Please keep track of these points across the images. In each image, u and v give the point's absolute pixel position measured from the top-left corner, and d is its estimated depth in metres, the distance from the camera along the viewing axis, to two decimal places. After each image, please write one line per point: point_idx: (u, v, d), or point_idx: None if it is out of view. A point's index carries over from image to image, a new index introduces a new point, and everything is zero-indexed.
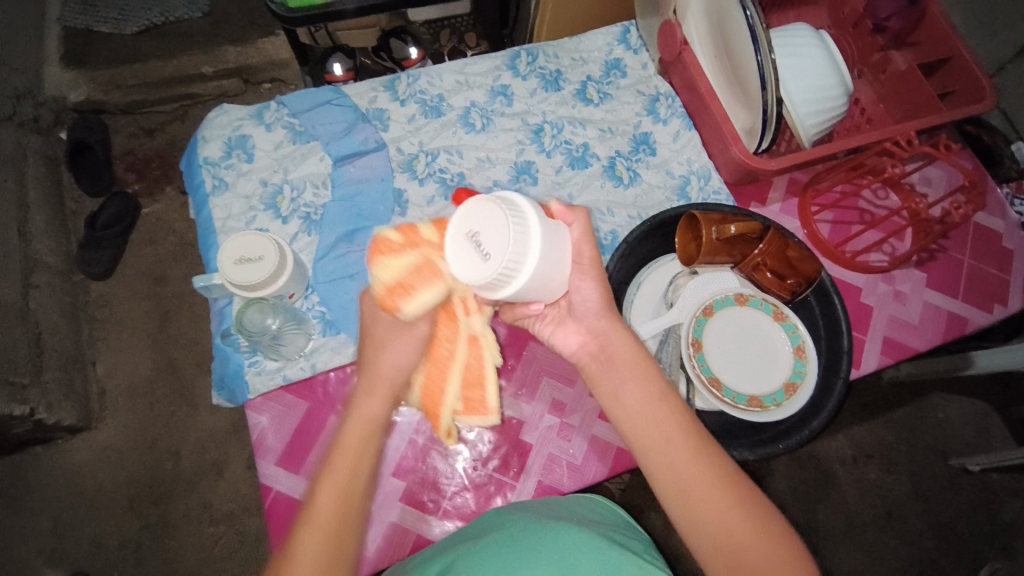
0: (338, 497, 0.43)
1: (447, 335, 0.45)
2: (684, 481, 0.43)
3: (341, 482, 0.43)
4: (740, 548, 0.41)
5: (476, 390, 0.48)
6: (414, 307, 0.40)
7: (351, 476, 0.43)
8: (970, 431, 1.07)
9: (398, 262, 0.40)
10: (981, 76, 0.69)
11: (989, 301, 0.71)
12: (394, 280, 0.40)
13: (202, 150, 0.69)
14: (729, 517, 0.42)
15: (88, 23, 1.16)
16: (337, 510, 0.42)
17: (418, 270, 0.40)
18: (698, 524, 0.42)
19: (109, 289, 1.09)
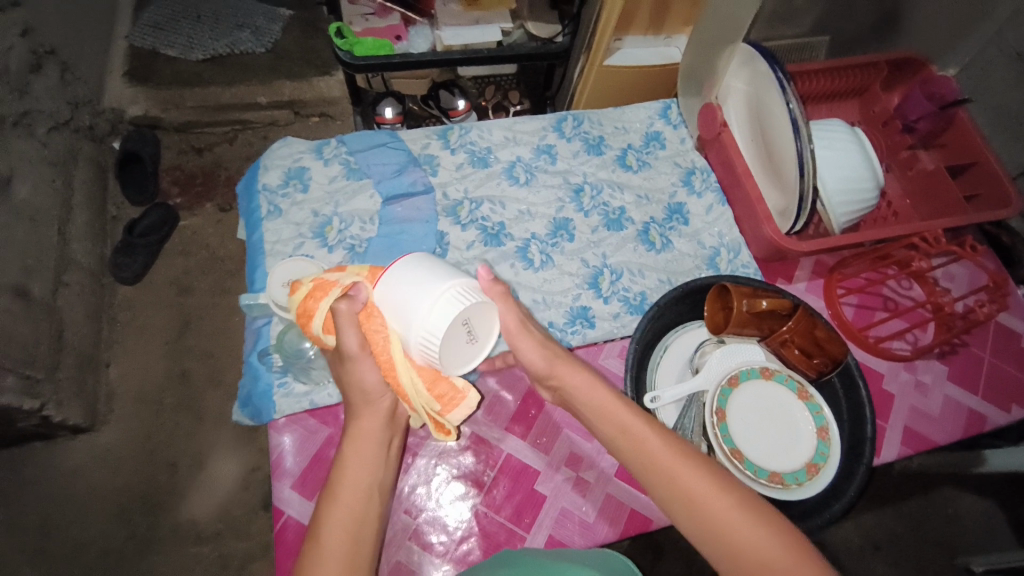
0: (342, 515, 0.45)
1: (380, 340, 0.48)
2: (651, 453, 0.47)
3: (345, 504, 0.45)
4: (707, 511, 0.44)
5: (440, 383, 0.50)
6: (318, 323, 0.49)
7: (360, 495, 0.46)
8: (979, 531, 1.04)
9: (300, 294, 0.52)
10: (1005, 182, 0.73)
11: (1008, 402, 0.71)
12: (307, 295, 0.51)
13: (261, 177, 0.72)
14: (698, 491, 0.44)
15: (155, 44, 1.25)
16: (346, 546, 0.44)
17: (311, 293, 0.51)
18: (671, 494, 0.45)
19: (134, 294, 1.12)
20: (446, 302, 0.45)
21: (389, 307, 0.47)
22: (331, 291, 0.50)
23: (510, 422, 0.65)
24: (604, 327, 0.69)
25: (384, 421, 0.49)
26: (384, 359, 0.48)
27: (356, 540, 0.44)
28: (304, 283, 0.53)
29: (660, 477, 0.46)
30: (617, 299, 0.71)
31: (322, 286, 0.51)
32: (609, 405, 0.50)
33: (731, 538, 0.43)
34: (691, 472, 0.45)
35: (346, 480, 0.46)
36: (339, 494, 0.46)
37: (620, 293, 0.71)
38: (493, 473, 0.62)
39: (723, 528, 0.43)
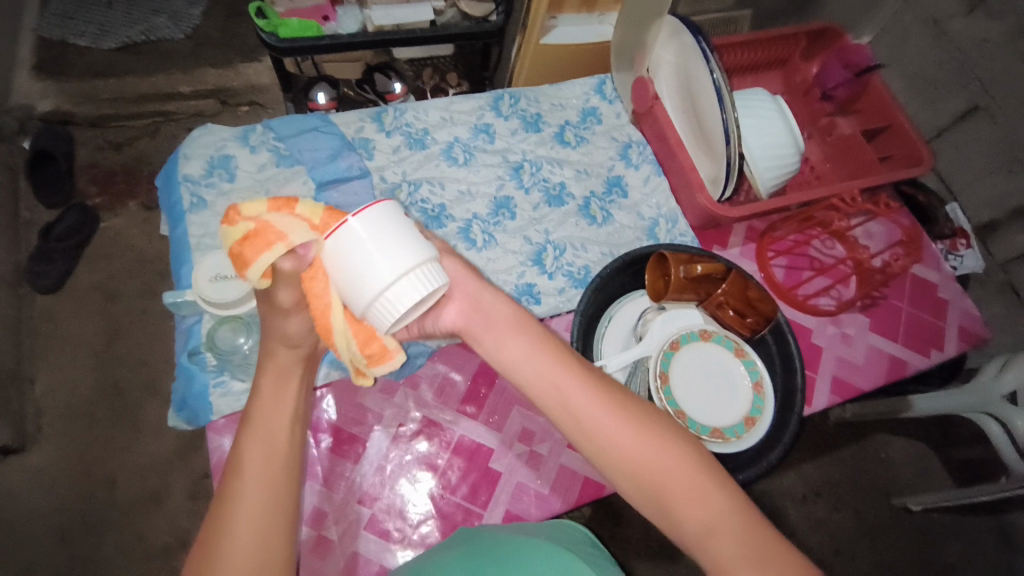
0: (265, 448, 0.44)
1: (319, 294, 0.45)
2: (525, 358, 0.46)
3: (266, 436, 0.45)
4: (572, 409, 0.44)
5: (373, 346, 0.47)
6: (255, 275, 0.44)
7: (280, 430, 0.46)
8: (909, 471, 1.13)
9: (237, 229, 0.45)
10: (918, 143, 0.77)
11: (926, 346, 0.77)
12: (245, 234, 0.44)
13: (183, 167, 0.68)
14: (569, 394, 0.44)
15: (64, 35, 1.15)
16: (270, 474, 0.43)
17: (248, 237, 0.44)
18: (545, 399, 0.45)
19: (56, 304, 1.04)
20: (402, 289, 0.41)
21: (337, 272, 0.42)
22: (273, 245, 0.44)
23: (462, 403, 0.65)
24: (549, 302, 0.70)
25: (299, 360, 0.50)
26: (321, 322, 0.46)
27: (281, 468, 0.44)
28: (243, 219, 0.45)
29: (554, 400, 0.44)
30: (562, 274, 0.72)
31: (263, 233, 0.44)
32: (512, 330, 0.47)
33: (616, 455, 0.42)
34: (583, 395, 0.44)
35: (265, 415, 0.46)
36: (255, 426, 0.45)
37: (565, 268, 0.72)
38: (447, 454, 0.62)
39: (584, 426, 0.43)
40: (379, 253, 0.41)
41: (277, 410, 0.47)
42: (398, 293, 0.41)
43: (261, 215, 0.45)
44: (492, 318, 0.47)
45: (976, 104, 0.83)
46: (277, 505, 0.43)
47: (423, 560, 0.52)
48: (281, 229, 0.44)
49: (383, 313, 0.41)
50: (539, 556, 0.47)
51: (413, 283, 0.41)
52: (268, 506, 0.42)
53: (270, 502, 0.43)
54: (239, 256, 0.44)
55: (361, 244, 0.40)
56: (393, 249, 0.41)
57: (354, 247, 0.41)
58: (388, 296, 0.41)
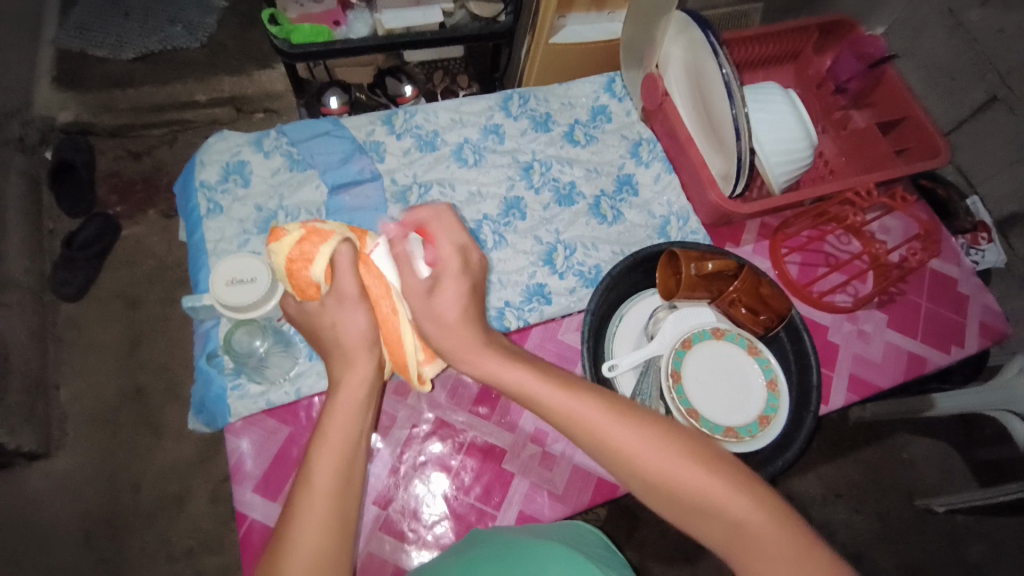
0: (333, 466, 0.45)
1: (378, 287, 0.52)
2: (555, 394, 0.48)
3: (337, 457, 0.45)
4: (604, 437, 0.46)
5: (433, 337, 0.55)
6: (319, 269, 0.51)
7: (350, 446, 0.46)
8: (933, 471, 1.11)
9: (290, 237, 0.52)
10: (935, 134, 0.76)
11: (947, 343, 0.75)
12: (301, 238, 0.52)
13: (199, 173, 0.70)
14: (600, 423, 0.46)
15: (83, 45, 1.19)
16: (335, 494, 0.44)
17: (304, 239, 0.52)
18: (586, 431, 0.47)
19: (79, 311, 1.07)
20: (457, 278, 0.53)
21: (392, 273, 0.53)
22: (330, 238, 0.52)
23: (474, 404, 0.65)
24: (560, 302, 0.70)
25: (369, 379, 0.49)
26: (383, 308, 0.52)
27: (346, 488, 0.44)
28: (292, 230, 0.53)
29: (599, 449, 0.46)
30: (573, 273, 0.72)
31: (317, 233, 0.52)
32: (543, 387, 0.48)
33: (656, 487, 0.44)
34: (618, 429, 0.46)
35: (337, 427, 0.46)
36: (331, 439, 0.46)
37: (576, 267, 0.72)
38: (460, 455, 0.63)
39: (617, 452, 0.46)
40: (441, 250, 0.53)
41: (344, 427, 0.47)
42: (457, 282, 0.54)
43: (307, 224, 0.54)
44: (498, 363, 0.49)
45: (994, 95, 0.81)
46: (340, 525, 0.43)
47: (436, 563, 0.52)
48: (332, 229, 0.53)
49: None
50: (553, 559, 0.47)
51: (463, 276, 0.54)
52: (327, 530, 0.42)
53: (333, 521, 0.43)
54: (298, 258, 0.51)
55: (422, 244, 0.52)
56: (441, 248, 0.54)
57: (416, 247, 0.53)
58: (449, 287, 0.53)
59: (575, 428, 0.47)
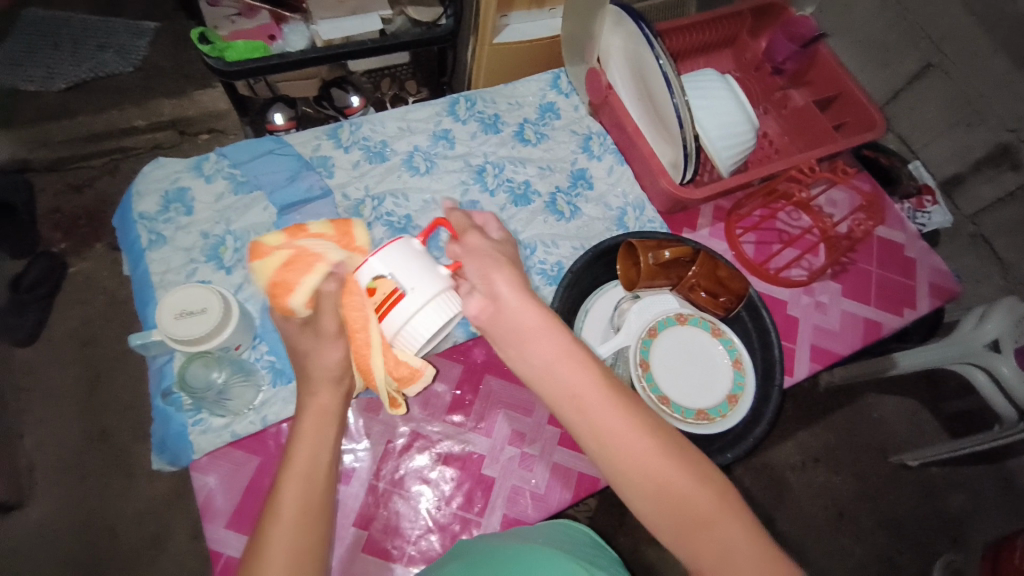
0: (303, 492, 0.45)
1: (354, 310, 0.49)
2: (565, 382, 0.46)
3: (305, 484, 0.45)
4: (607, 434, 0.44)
5: (404, 366, 0.51)
6: (298, 299, 0.49)
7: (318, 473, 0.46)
8: (903, 427, 1.15)
9: (274, 260, 0.51)
10: (870, 108, 0.78)
11: (899, 306, 0.78)
12: (286, 261, 0.50)
13: (137, 205, 0.67)
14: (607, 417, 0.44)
15: (13, 81, 1.12)
16: (303, 522, 0.44)
17: (289, 264, 0.50)
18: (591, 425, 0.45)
19: (33, 356, 1.02)
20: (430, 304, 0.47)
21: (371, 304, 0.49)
22: (315, 266, 0.49)
23: (448, 412, 0.65)
24: None
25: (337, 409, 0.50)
26: (359, 339, 0.49)
27: (315, 515, 0.44)
28: (276, 250, 0.51)
29: (597, 435, 0.44)
30: (536, 273, 0.71)
31: (302, 259, 0.50)
32: (563, 364, 0.46)
33: (642, 477, 0.43)
34: (615, 419, 0.44)
35: (304, 455, 0.47)
36: (296, 467, 0.46)
37: (538, 266, 0.72)
38: (439, 466, 0.62)
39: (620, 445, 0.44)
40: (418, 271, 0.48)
41: (315, 450, 0.47)
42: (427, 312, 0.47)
43: (293, 243, 0.52)
44: (528, 332, 0.47)
45: (929, 62, 0.83)
46: (308, 553, 0.43)
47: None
48: (319, 252, 0.51)
49: (407, 340, 0.48)
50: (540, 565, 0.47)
51: (439, 303, 0.48)
52: (295, 560, 0.42)
53: (302, 547, 0.43)
54: (280, 285, 0.50)
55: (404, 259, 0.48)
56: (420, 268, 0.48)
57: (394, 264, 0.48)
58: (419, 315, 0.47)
59: (586, 406, 0.45)
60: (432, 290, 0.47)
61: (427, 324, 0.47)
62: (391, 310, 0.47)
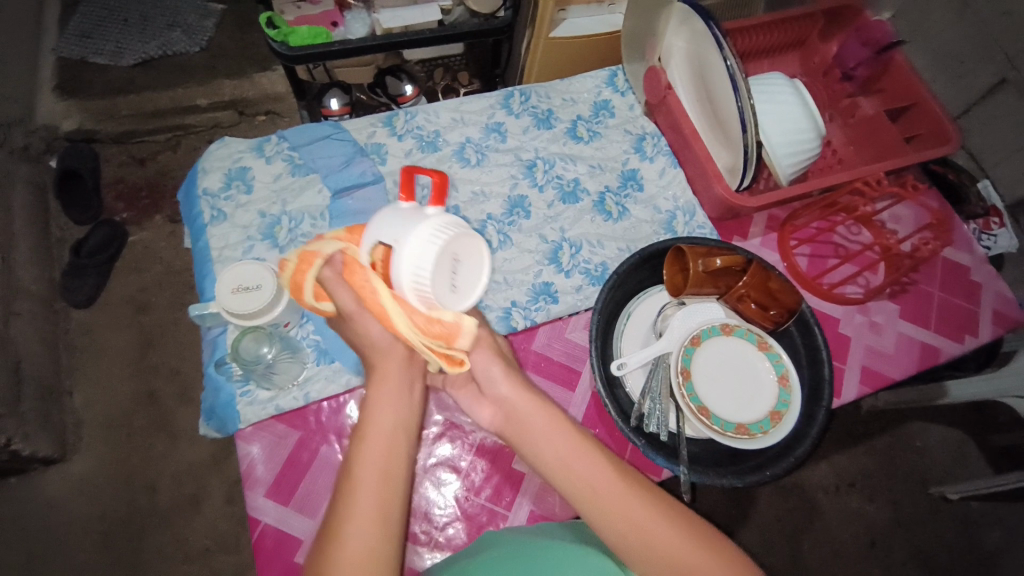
0: (383, 455, 0.45)
1: (362, 281, 0.48)
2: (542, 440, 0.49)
3: (379, 447, 0.46)
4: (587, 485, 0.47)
5: (433, 322, 0.47)
6: (344, 299, 0.49)
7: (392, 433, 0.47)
8: (948, 459, 1.10)
9: (287, 265, 0.53)
10: (945, 121, 0.74)
11: (960, 332, 0.74)
12: (294, 262, 0.52)
13: (201, 181, 0.70)
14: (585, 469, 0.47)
15: (83, 53, 1.19)
16: (380, 482, 0.44)
17: (298, 264, 0.51)
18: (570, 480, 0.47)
19: (90, 317, 1.08)
20: (427, 242, 0.43)
21: (374, 278, 0.47)
22: (316, 260, 0.50)
23: None
24: (567, 300, 0.69)
25: (403, 364, 0.50)
26: (376, 309, 0.47)
27: (392, 477, 0.45)
28: (288, 258, 0.53)
29: (615, 523, 0.46)
30: (579, 271, 0.71)
31: (306, 258, 0.51)
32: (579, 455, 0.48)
33: (662, 563, 0.44)
34: (590, 473, 0.47)
35: (374, 422, 0.47)
36: (370, 435, 0.46)
37: (582, 265, 0.72)
38: (470, 457, 0.63)
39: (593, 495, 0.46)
40: (400, 220, 0.45)
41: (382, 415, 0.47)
42: (421, 249, 0.43)
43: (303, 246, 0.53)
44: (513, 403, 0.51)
45: (1005, 77, 0.79)
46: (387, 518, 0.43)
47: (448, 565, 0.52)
48: (317, 248, 0.50)
49: (418, 278, 0.43)
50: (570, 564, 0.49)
51: (431, 238, 0.43)
52: (379, 524, 0.43)
53: (382, 513, 0.43)
54: (297, 289, 0.52)
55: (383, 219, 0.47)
56: (404, 220, 0.46)
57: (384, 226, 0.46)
58: (417, 255, 0.43)
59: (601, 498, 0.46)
60: (412, 230, 0.44)
61: (425, 258, 0.43)
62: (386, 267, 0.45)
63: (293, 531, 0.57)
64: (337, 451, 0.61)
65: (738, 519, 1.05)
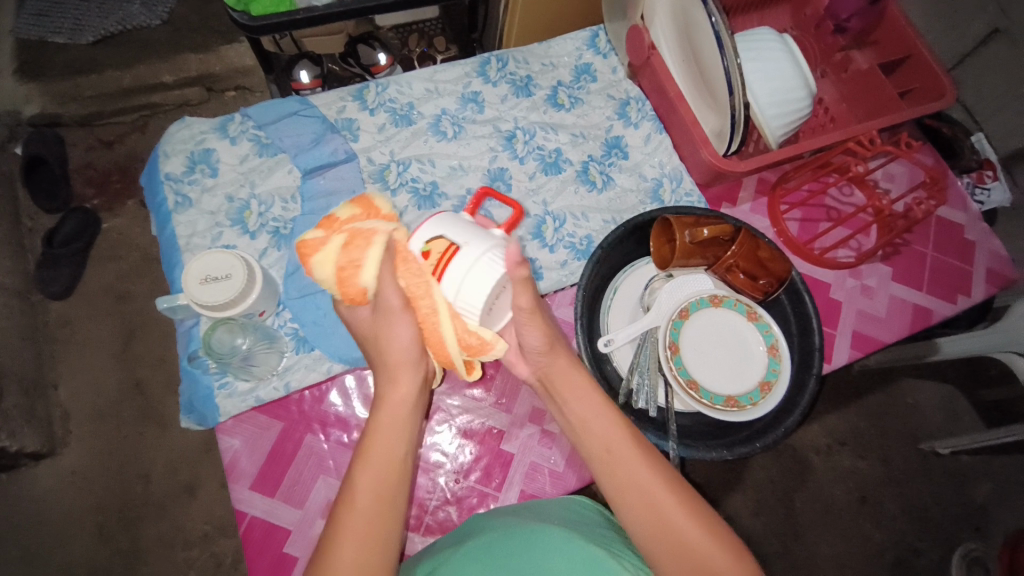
0: (382, 474, 0.45)
1: (414, 276, 0.45)
2: (591, 424, 0.48)
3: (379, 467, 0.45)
4: (624, 476, 0.46)
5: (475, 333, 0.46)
6: (389, 285, 0.44)
7: (390, 456, 0.46)
8: (938, 414, 1.11)
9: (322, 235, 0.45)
10: (940, 74, 0.71)
11: (952, 293, 0.73)
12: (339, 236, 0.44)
13: (164, 166, 0.66)
14: (624, 459, 0.46)
15: (42, 32, 1.12)
16: (373, 506, 0.44)
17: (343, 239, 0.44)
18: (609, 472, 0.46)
19: (68, 309, 1.05)
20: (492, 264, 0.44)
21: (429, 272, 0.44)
22: (374, 240, 0.44)
23: (469, 386, 0.64)
24: (552, 276, 0.68)
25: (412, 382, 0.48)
26: (422, 309, 0.45)
27: (385, 499, 0.44)
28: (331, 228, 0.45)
29: (632, 504, 0.45)
30: (564, 246, 0.69)
31: (356, 234, 0.44)
32: (630, 459, 0.46)
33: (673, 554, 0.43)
34: (631, 465, 0.46)
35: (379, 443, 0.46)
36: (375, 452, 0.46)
37: (566, 239, 0.69)
38: (458, 440, 0.62)
39: (630, 487, 0.45)
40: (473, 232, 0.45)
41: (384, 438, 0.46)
42: (482, 271, 0.43)
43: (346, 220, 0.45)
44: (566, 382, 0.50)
45: (996, 27, 0.76)
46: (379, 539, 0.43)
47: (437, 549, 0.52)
48: (370, 227, 0.44)
49: (465, 296, 0.43)
50: (555, 561, 0.46)
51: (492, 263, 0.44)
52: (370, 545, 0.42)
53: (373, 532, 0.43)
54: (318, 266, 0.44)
55: (453, 224, 0.46)
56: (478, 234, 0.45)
57: (457, 232, 0.45)
58: (478, 275, 0.43)
59: (630, 494, 0.45)
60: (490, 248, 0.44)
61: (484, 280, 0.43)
62: (448, 268, 0.44)
63: (280, 522, 0.57)
64: (321, 440, 0.60)
65: (731, 481, 1.06)
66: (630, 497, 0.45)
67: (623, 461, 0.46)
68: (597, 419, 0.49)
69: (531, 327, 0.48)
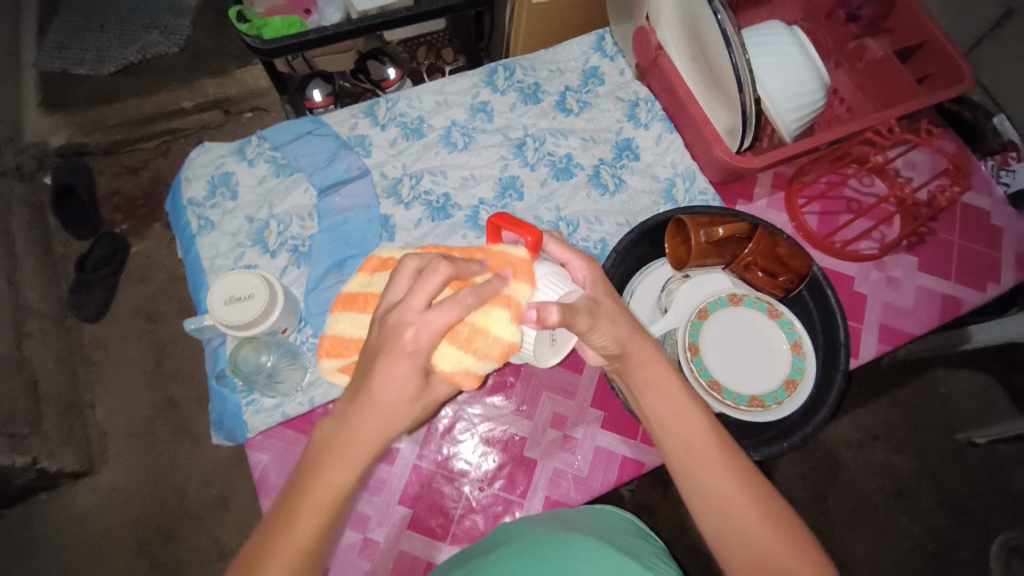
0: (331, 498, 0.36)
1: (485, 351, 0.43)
2: (674, 424, 0.45)
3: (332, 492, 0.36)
4: (710, 483, 0.43)
5: None
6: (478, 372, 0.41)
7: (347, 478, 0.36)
8: (974, 404, 1.07)
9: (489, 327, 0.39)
10: (958, 57, 0.69)
11: (982, 281, 0.71)
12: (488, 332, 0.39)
13: (186, 190, 0.68)
14: (707, 462, 0.43)
15: (64, 65, 1.16)
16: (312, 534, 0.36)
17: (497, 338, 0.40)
18: (692, 478, 0.43)
19: (101, 331, 1.09)
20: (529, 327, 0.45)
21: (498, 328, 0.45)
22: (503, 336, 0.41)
23: (490, 394, 0.64)
24: None
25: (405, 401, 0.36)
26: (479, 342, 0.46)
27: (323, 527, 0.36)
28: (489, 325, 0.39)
29: (716, 513, 0.42)
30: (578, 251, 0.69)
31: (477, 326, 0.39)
32: (718, 472, 0.43)
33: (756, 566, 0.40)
34: (716, 473, 0.43)
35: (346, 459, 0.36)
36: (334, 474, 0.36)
37: (581, 244, 0.69)
38: (482, 449, 0.62)
39: (716, 497, 0.42)
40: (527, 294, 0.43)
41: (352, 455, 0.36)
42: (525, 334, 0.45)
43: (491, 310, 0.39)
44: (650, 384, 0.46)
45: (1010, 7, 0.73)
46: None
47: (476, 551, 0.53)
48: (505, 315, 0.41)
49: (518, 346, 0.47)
50: (588, 565, 0.46)
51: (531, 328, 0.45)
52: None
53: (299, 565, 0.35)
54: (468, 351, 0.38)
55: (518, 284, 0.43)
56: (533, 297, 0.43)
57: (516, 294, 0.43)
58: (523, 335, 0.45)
59: (725, 505, 0.42)
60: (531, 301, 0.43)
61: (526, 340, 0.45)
62: None
63: None
64: None
65: None
66: (712, 507, 0.42)
67: (708, 467, 0.43)
68: (681, 425, 0.45)
69: (602, 332, 0.43)
